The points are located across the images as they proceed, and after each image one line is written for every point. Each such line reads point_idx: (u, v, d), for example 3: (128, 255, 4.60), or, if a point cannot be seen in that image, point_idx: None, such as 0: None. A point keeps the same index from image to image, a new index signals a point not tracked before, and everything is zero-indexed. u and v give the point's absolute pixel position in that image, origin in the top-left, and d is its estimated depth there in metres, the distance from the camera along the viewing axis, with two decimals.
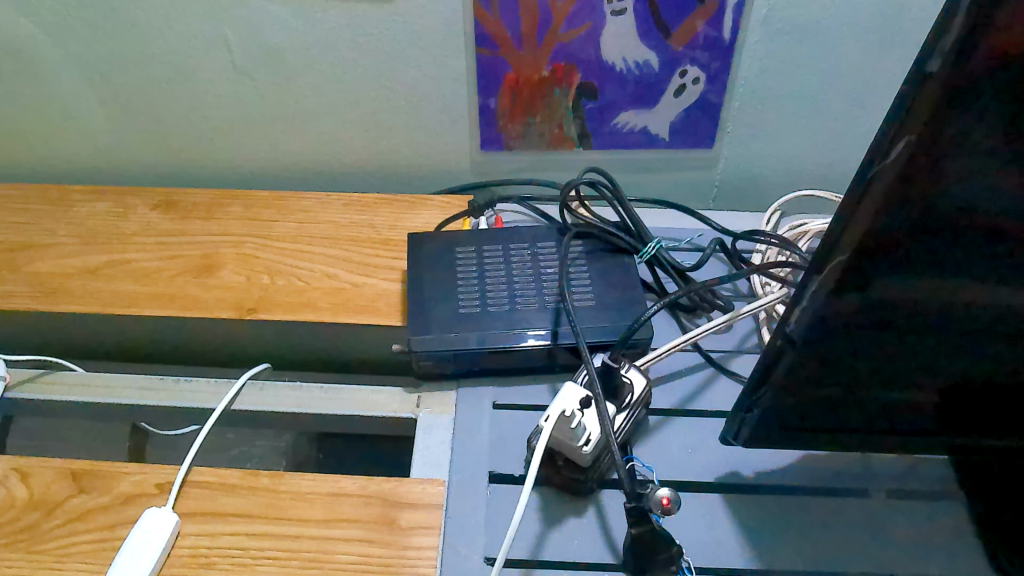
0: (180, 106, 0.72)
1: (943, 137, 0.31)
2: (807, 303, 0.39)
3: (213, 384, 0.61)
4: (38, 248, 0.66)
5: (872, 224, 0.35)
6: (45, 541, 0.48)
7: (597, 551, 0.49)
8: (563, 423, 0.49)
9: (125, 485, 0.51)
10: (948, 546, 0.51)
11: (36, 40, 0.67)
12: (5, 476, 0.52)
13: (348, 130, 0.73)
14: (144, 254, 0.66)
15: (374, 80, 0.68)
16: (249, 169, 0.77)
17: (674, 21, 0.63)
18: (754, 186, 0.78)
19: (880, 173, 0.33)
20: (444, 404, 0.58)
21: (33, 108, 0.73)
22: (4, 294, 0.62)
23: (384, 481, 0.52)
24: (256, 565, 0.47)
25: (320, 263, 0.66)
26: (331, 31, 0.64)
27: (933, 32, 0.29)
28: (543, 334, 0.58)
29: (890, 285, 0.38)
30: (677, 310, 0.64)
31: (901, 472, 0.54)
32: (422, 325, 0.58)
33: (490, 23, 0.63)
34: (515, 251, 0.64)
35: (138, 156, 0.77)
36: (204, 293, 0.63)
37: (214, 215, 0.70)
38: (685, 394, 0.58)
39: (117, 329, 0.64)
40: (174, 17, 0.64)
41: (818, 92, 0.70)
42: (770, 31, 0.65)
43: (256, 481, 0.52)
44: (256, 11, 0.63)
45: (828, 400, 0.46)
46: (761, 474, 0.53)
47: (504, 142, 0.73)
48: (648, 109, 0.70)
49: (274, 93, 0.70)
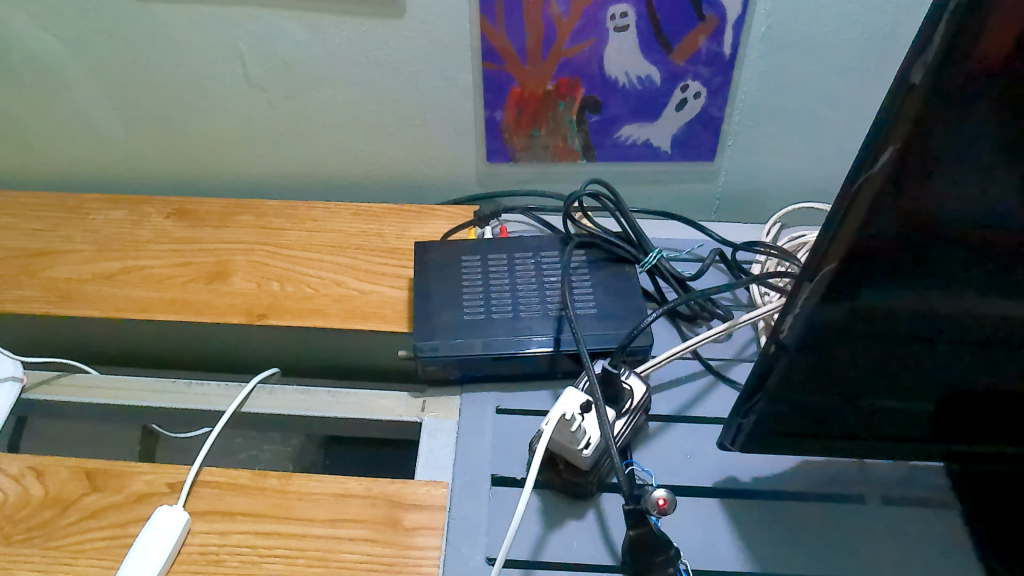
0: (194, 117, 0.74)
1: (927, 147, 0.32)
2: (797, 311, 0.41)
3: (224, 388, 0.62)
4: (55, 255, 0.68)
5: (860, 233, 0.36)
6: (60, 537, 0.50)
7: (597, 552, 0.50)
8: (563, 427, 0.50)
9: (137, 484, 0.53)
10: (944, 551, 0.51)
11: (56, 53, 0.69)
12: (21, 475, 0.53)
13: (357, 142, 0.75)
14: (158, 261, 0.68)
15: (384, 93, 0.70)
16: (260, 179, 0.79)
17: (675, 37, 0.65)
18: (754, 198, 0.80)
19: (867, 182, 0.34)
20: (448, 408, 0.59)
21: (52, 119, 0.75)
22: (21, 298, 0.64)
23: (389, 483, 0.53)
24: (264, 563, 0.48)
25: (329, 271, 0.67)
26: (342, 44, 0.66)
27: (916, 46, 0.31)
28: (546, 341, 0.59)
29: (879, 293, 0.39)
30: (677, 318, 0.65)
31: (898, 479, 0.55)
32: (428, 331, 0.60)
33: (496, 38, 0.65)
34: (519, 260, 0.65)
35: (153, 165, 0.79)
36: (216, 298, 0.64)
37: (226, 224, 0.72)
38: (685, 401, 0.59)
39: (131, 333, 0.65)
40: (191, 31, 0.66)
41: (818, 106, 0.71)
42: (770, 48, 0.66)
43: (264, 482, 0.53)
44: (270, 26, 0.65)
45: (822, 407, 0.47)
46: (758, 479, 0.54)
47: (510, 154, 0.74)
48: (650, 122, 0.71)
49: (286, 105, 0.72)
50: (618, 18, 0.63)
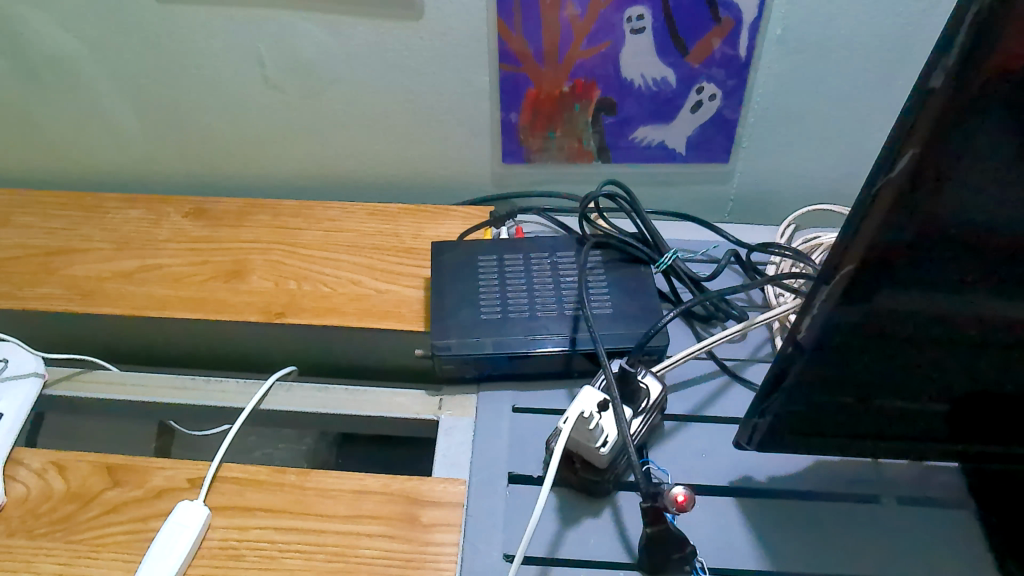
0: (212, 117, 0.74)
1: (946, 151, 0.33)
2: (816, 311, 0.41)
3: (241, 385, 0.63)
4: (74, 254, 0.69)
5: (878, 235, 0.36)
6: (81, 531, 0.50)
7: (613, 550, 0.50)
8: (581, 424, 0.51)
9: (158, 479, 0.53)
10: (957, 551, 0.52)
11: (78, 54, 0.70)
12: (43, 469, 0.54)
13: (373, 142, 0.75)
14: (176, 259, 0.69)
15: (401, 95, 0.71)
16: (277, 179, 0.80)
17: (691, 39, 0.65)
18: (768, 200, 0.80)
19: (886, 185, 0.34)
20: (465, 407, 0.60)
21: (73, 120, 0.76)
22: (42, 295, 0.65)
23: (407, 480, 0.53)
24: (283, 558, 0.49)
25: (346, 270, 0.68)
26: (360, 46, 0.67)
27: (936, 50, 0.31)
28: (562, 340, 0.59)
29: (895, 295, 0.39)
30: (692, 319, 0.65)
31: (914, 480, 0.55)
32: (445, 330, 0.60)
33: (512, 40, 0.65)
34: (534, 260, 0.66)
35: (170, 165, 0.79)
36: (234, 297, 0.65)
37: (243, 223, 0.73)
38: (700, 401, 0.60)
39: (149, 331, 0.66)
40: (211, 32, 0.67)
41: (833, 109, 0.71)
42: (786, 50, 0.67)
43: (283, 478, 0.53)
44: (289, 28, 0.66)
45: (838, 407, 0.47)
46: (774, 478, 0.55)
47: (525, 155, 0.75)
48: (665, 124, 0.72)
49: (303, 105, 0.72)
50: (635, 20, 0.64)
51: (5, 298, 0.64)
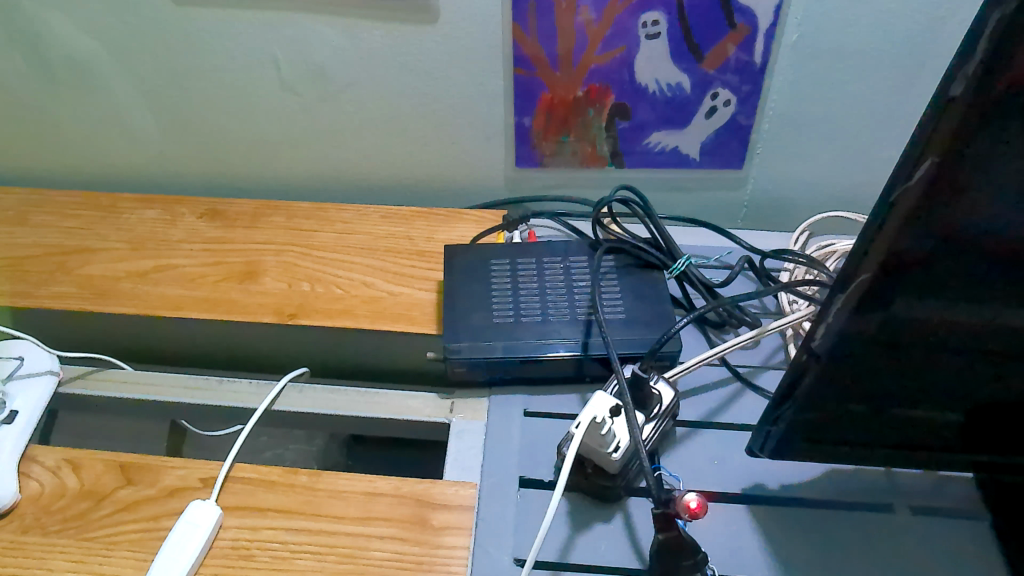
0: (228, 118, 0.75)
1: (965, 159, 0.32)
2: (831, 320, 0.41)
3: (254, 386, 0.63)
4: (90, 253, 0.69)
5: (895, 244, 0.36)
6: (94, 529, 0.50)
7: (624, 557, 0.50)
8: (593, 430, 0.50)
9: (170, 479, 0.53)
10: (971, 561, 0.51)
11: (96, 55, 0.70)
12: (57, 467, 0.54)
13: (386, 146, 0.76)
14: (190, 260, 0.69)
15: (415, 99, 0.71)
16: (291, 180, 0.80)
17: (706, 44, 0.65)
18: (780, 207, 0.80)
19: (904, 194, 0.34)
20: (477, 410, 0.60)
21: (90, 120, 0.77)
22: (58, 294, 0.65)
23: (418, 483, 0.53)
24: (294, 559, 0.49)
25: (358, 272, 0.68)
26: (376, 50, 0.67)
27: (957, 59, 0.31)
28: (574, 345, 0.59)
29: (911, 304, 0.39)
30: (705, 325, 0.65)
31: (928, 489, 0.55)
32: (457, 333, 0.60)
33: (527, 44, 0.65)
34: (547, 264, 0.66)
35: (185, 165, 0.80)
36: (248, 298, 0.65)
37: (257, 224, 0.73)
38: (712, 407, 0.60)
39: (163, 331, 0.66)
40: (228, 34, 0.67)
41: (848, 116, 0.71)
42: (800, 57, 0.66)
43: (294, 479, 0.53)
44: (305, 30, 0.66)
45: (851, 415, 0.47)
46: (786, 486, 0.54)
47: (539, 159, 0.75)
48: (679, 129, 0.72)
49: (319, 109, 0.73)
50: (650, 25, 0.64)
51: (21, 296, 0.65)
